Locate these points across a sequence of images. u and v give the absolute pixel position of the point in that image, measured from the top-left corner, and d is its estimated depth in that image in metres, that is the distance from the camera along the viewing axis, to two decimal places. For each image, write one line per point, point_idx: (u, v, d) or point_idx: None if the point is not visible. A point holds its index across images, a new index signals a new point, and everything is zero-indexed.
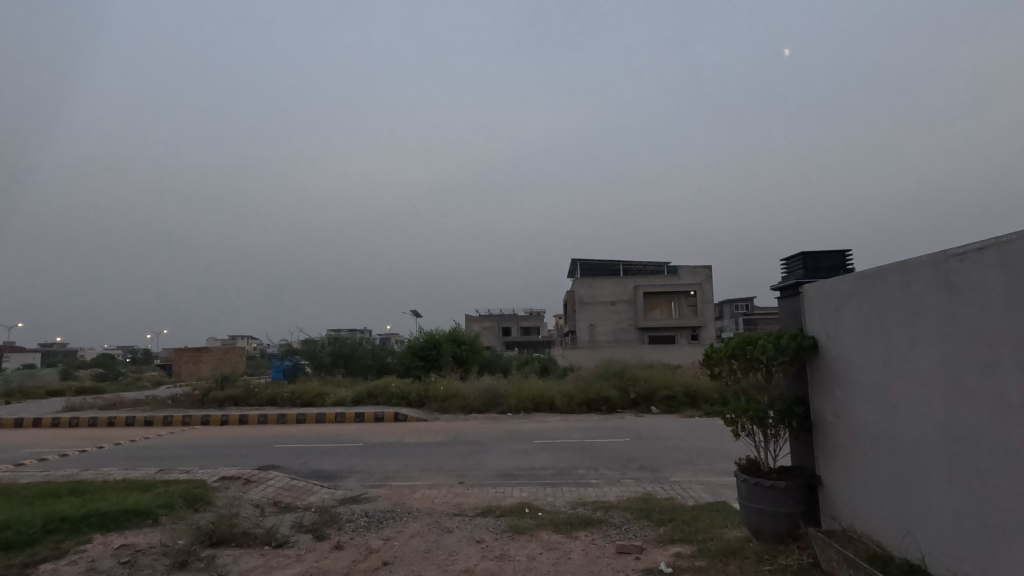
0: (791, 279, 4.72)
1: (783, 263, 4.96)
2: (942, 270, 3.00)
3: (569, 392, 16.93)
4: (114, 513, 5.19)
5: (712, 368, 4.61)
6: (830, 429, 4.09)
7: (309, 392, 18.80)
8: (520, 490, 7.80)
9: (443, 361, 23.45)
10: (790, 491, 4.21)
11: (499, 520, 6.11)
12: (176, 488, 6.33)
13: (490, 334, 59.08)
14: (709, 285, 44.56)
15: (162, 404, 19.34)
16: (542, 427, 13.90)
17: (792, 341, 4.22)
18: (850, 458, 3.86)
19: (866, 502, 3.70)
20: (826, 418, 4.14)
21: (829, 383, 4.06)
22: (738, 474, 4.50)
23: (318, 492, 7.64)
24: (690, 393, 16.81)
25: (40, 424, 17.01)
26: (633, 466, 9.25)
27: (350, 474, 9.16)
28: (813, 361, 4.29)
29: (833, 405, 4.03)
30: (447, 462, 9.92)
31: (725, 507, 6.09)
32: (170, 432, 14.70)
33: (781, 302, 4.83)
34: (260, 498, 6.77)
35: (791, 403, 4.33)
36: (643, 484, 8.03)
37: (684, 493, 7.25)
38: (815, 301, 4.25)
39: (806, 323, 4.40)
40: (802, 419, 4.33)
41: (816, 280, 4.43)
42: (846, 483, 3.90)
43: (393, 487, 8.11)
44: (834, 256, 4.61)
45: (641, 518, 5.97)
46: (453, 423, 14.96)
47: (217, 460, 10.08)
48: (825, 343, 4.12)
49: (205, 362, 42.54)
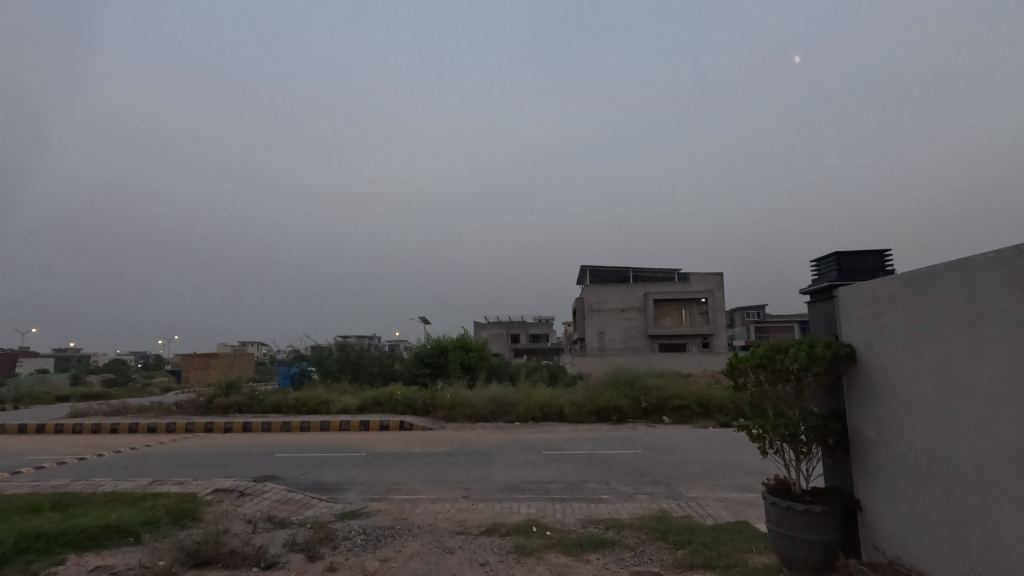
0: (822, 282, 4.33)
1: (813, 264, 4.58)
2: (1013, 268, 2.60)
3: (579, 401, 16.48)
4: (92, 531, 4.86)
5: (737, 379, 4.23)
6: (871, 448, 3.67)
7: (314, 400, 18.54)
8: (527, 505, 7.39)
9: (450, 369, 23.15)
10: (825, 516, 3.79)
11: (505, 540, 5.74)
12: (165, 502, 6.01)
13: (498, 341, 58.57)
14: (721, 292, 43.88)
15: (167, 410, 19.15)
16: (551, 438, 13.47)
17: (827, 350, 3.81)
18: (895, 480, 3.45)
19: (916, 529, 3.29)
20: (866, 436, 3.71)
21: (870, 397, 3.65)
22: (765, 495, 4.12)
23: (315, 506, 7.29)
24: (704, 402, 16.27)
25: (43, 430, 16.88)
26: (646, 480, 8.81)
27: (351, 486, 8.80)
28: (851, 372, 3.86)
29: (874, 420, 3.62)
30: (452, 474, 9.53)
31: (749, 529, 5.65)
32: (171, 439, 14.41)
33: (810, 307, 4.43)
34: (253, 513, 6.43)
35: (825, 419, 3.92)
36: (657, 500, 7.58)
37: (702, 512, 6.81)
38: (852, 306, 3.85)
39: (842, 330, 3.99)
40: (838, 437, 3.91)
41: (851, 283, 4.04)
42: (892, 510, 3.49)
43: (394, 501, 7.73)
44: (872, 256, 4.21)
45: (657, 540, 5.56)
46: (459, 433, 14.58)
47: (215, 470, 9.79)
48: (865, 352, 3.70)
49: (214, 368, 42.35)
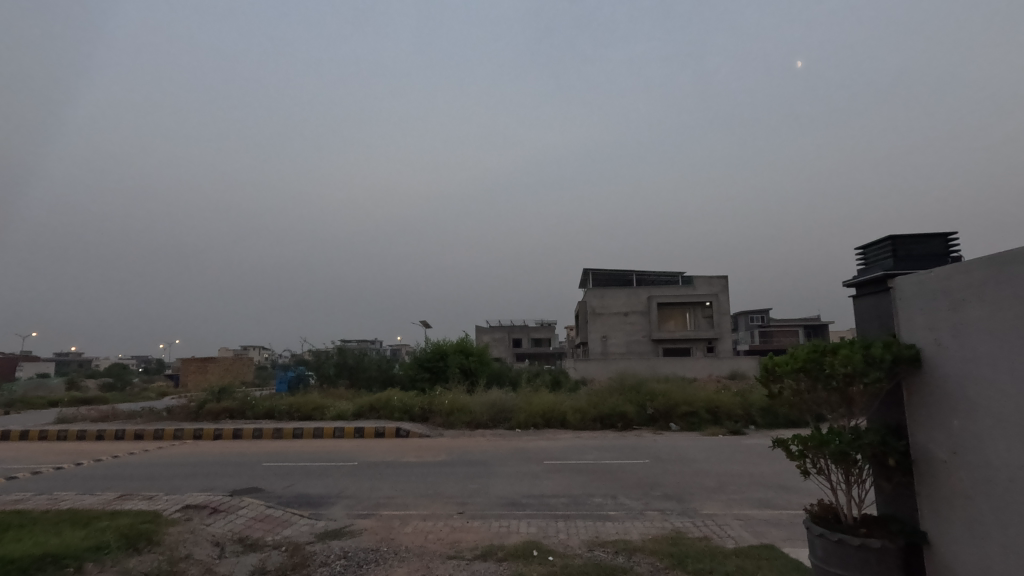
0: (872, 272, 3.68)
1: (860, 252, 3.93)
2: None
3: (582, 407, 15.80)
4: (25, 561, 4.27)
5: (772, 386, 3.62)
6: (945, 470, 3.01)
7: (308, 405, 17.89)
8: (526, 523, 6.73)
9: (449, 373, 22.51)
10: (886, 552, 3.12)
11: (501, 566, 5.09)
12: (122, 522, 5.37)
13: (500, 345, 57.71)
14: (726, 295, 43.00)
15: (158, 416, 18.53)
16: (553, 446, 12.80)
17: (887, 352, 3.15)
18: (980, 510, 2.79)
19: (1009, 571, 2.64)
20: (937, 456, 3.05)
21: (943, 407, 3.00)
22: (809, 524, 3.47)
23: (295, 524, 6.64)
24: (712, 409, 15.54)
25: (28, 436, 16.27)
26: (655, 494, 8.13)
27: (338, 500, 8.16)
28: (915, 378, 3.21)
29: (948, 435, 2.96)
30: (447, 487, 8.88)
31: (778, 556, 4.99)
32: (158, 447, 13.81)
33: (856, 302, 3.80)
34: (223, 533, 5.80)
35: (883, 434, 3.27)
36: (670, 518, 6.91)
37: (721, 532, 6.14)
38: (916, 298, 3.21)
39: (901, 328, 3.34)
40: (900, 457, 3.24)
41: (911, 272, 3.39)
42: (976, 549, 2.83)
43: (382, 518, 7.08)
44: (934, 241, 3.54)
45: (673, 568, 4.90)
46: (457, 441, 13.92)
47: (195, 482, 9.17)
48: (935, 354, 3.06)
49: (212, 372, 41.69)
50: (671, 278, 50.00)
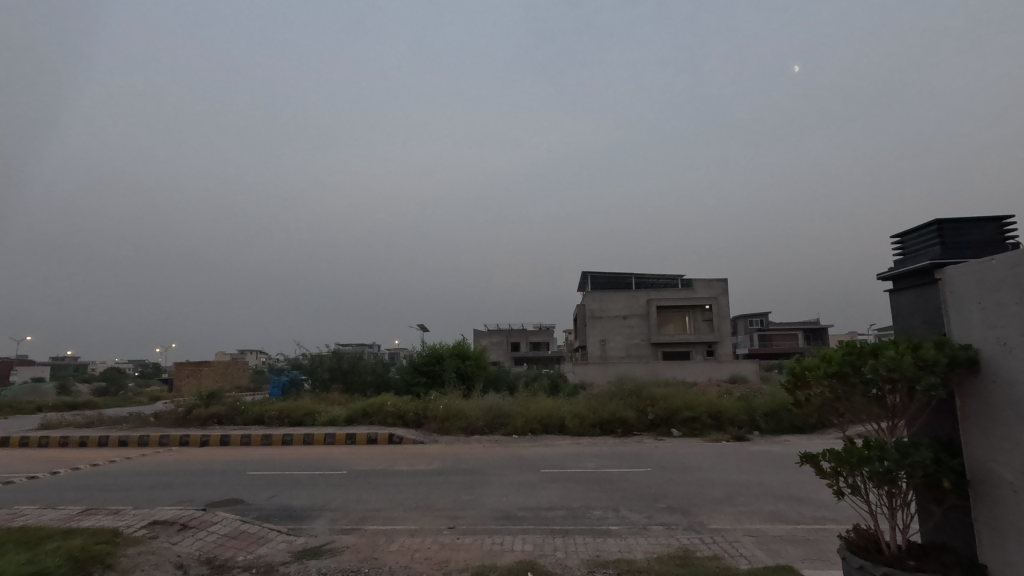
0: (913, 261, 3.23)
1: (897, 240, 3.48)
2: None
3: (581, 413, 15.29)
4: None
5: (801, 394, 3.16)
6: (1014, 494, 2.52)
7: (299, 411, 17.38)
8: (522, 540, 6.24)
9: (445, 378, 22.03)
10: None
11: None
12: (75, 542, 4.87)
13: (498, 349, 57.14)
14: (725, 298, 42.57)
15: (145, 422, 17.96)
16: (550, 453, 12.29)
17: (942, 353, 2.68)
18: None
19: None
20: (1003, 478, 2.57)
21: (1012, 420, 2.51)
22: (845, 555, 3.02)
23: (272, 542, 6.14)
24: (715, 414, 15.06)
25: (8, 443, 15.72)
26: (659, 506, 7.65)
27: (321, 513, 7.65)
28: (972, 383, 2.75)
29: (1017, 453, 2.49)
30: (439, 498, 8.38)
31: None
32: (140, 454, 13.25)
33: (895, 297, 3.35)
34: (189, 553, 5.31)
35: (936, 450, 2.80)
36: (676, 533, 6.42)
37: (733, 550, 5.64)
38: (972, 291, 2.75)
39: (953, 328, 2.88)
40: (955, 477, 2.76)
41: (962, 261, 2.94)
42: None
43: (367, 533, 6.60)
44: (985, 226, 3.09)
45: None
46: (451, 447, 13.41)
47: (172, 493, 8.67)
48: (999, 356, 2.59)
49: (205, 376, 41.10)
50: (671, 281, 49.50)
